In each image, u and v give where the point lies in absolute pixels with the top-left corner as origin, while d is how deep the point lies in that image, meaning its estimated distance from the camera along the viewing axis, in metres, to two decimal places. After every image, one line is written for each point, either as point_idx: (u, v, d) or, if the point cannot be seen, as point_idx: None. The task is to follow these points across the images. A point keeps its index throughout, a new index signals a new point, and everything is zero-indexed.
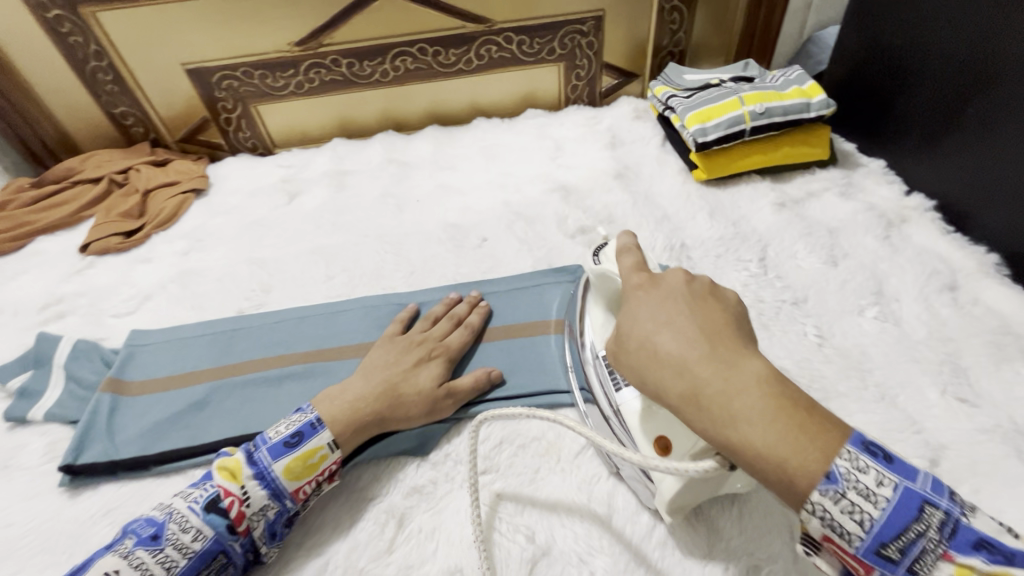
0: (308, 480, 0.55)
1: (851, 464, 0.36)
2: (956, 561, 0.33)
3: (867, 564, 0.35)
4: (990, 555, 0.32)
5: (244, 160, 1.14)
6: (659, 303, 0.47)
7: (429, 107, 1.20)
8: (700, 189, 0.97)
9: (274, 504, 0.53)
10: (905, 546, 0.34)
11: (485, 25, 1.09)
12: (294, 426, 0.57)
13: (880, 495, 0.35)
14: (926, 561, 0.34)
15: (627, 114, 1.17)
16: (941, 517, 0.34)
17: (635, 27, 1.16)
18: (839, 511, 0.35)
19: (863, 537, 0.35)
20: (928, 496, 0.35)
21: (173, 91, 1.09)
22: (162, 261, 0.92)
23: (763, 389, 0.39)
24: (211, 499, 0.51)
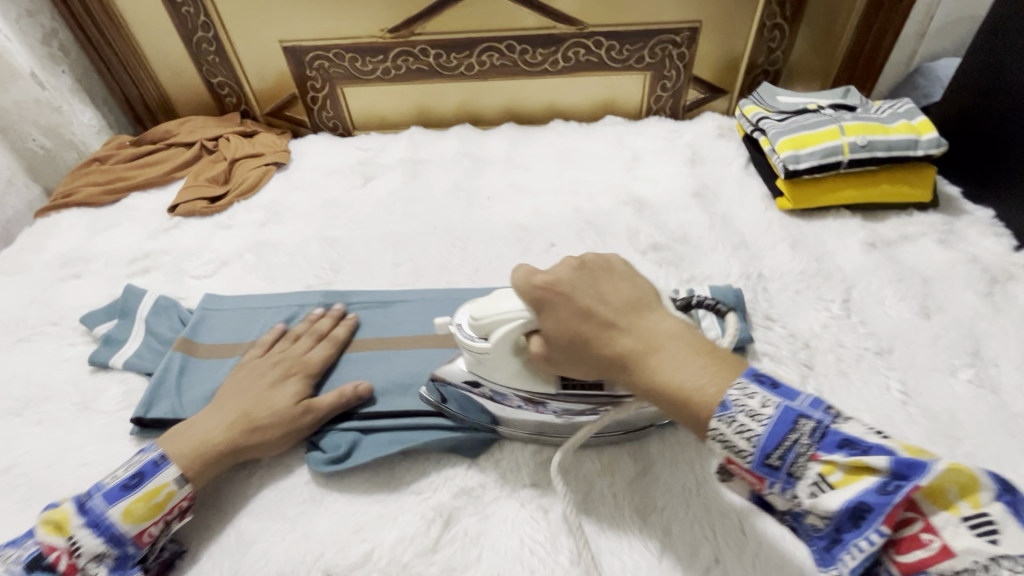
0: (152, 522, 0.54)
1: (741, 392, 0.43)
2: (822, 461, 0.40)
3: (762, 476, 0.42)
4: (852, 450, 0.39)
5: (324, 139, 1.18)
6: (588, 284, 0.51)
7: (508, 104, 1.20)
8: (782, 218, 0.92)
9: (111, 551, 0.53)
10: (785, 454, 0.41)
11: (576, 28, 1.07)
12: (134, 467, 0.56)
13: (761, 413, 0.42)
14: (803, 466, 0.41)
15: (710, 131, 1.14)
16: (821, 431, 0.40)
17: (731, 42, 1.11)
18: (732, 430, 0.42)
19: (753, 451, 0.42)
20: (801, 411, 0.42)
21: (267, 66, 1.13)
22: (241, 229, 0.96)
23: (685, 341, 0.47)
24: (34, 558, 0.51)
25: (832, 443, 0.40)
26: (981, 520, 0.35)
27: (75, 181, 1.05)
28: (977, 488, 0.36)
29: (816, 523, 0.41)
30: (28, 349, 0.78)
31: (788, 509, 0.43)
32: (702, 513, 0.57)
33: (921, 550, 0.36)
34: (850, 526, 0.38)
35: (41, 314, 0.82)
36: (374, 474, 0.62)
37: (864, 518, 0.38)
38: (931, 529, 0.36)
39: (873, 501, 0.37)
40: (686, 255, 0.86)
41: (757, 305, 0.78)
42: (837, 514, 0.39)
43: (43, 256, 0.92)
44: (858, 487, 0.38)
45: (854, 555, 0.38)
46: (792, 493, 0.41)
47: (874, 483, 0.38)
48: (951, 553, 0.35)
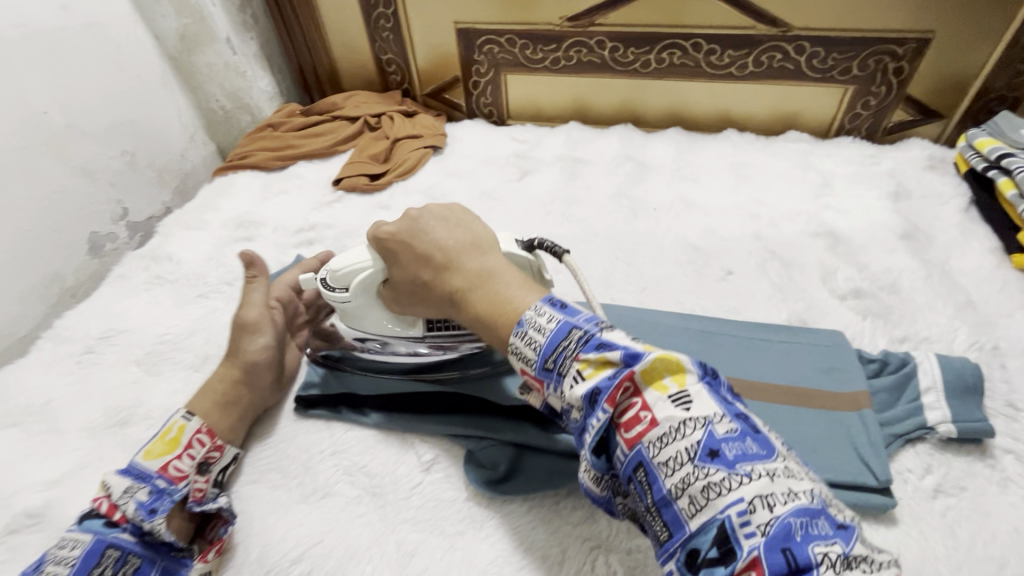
0: (174, 455, 0.57)
1: (535, 313, 0.46)
2: (580, 359, 0.42)
3: (542, 380, 0.45)
4: (603, 349, 0.42)
5: (480, 126, 1.15)
6: (432, 226, 0.56)
7: (677, 107, 1.10)
8: (1022, 280, 0.76)
9: (144, 486, 0.54)
10: (558, 359, 0.43)
11: (779, 29, 0.95)
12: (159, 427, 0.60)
13: (545, 327, 0.45)
14: (569, 366, 0.43)
15: (918, 161, 0.98)
16: (586, 337, 0.43)
17: (968, 59, 0.94)
18: (523, 343, 0.45)
19: (535, 357, 0.44)
20: (576, 322, 0.44)
21: (437, 47, 1.11)
22: (399, 212, 0.95)
23: (503, 271, 0.52)
24: (84, 513, 0.53)
25: (590, 347, 0.42)
26: (681, 393, 0.39)
27: (249, 144, 1.10)
28: (682, 369, 0.40)
29: (575, 417, 0.43)
30: (205, 305, 0.81)
31: (562, 410, 0.45)
32: None
33: (639, 425, 0.39)
34: (590, 409, 0.41)
35: (218, 272, 0.86)
36: (536, 505, 0.57)
37: (597, 400, 0.40)
38: (646, 406, 0.39)
39: (603, 386, 0.40)
40: (896, 308, 0.74)
41: (994, 386, 0.64)
42: (581, 402, 0.41)
43: (220, 214, 0.97)
44: (598, 378, 0.41)
45: (591, 432, 0.40)
46: (562, 392, 0.43)
47: (609, 372, 0.41)
48: (657, 424, 0.39)
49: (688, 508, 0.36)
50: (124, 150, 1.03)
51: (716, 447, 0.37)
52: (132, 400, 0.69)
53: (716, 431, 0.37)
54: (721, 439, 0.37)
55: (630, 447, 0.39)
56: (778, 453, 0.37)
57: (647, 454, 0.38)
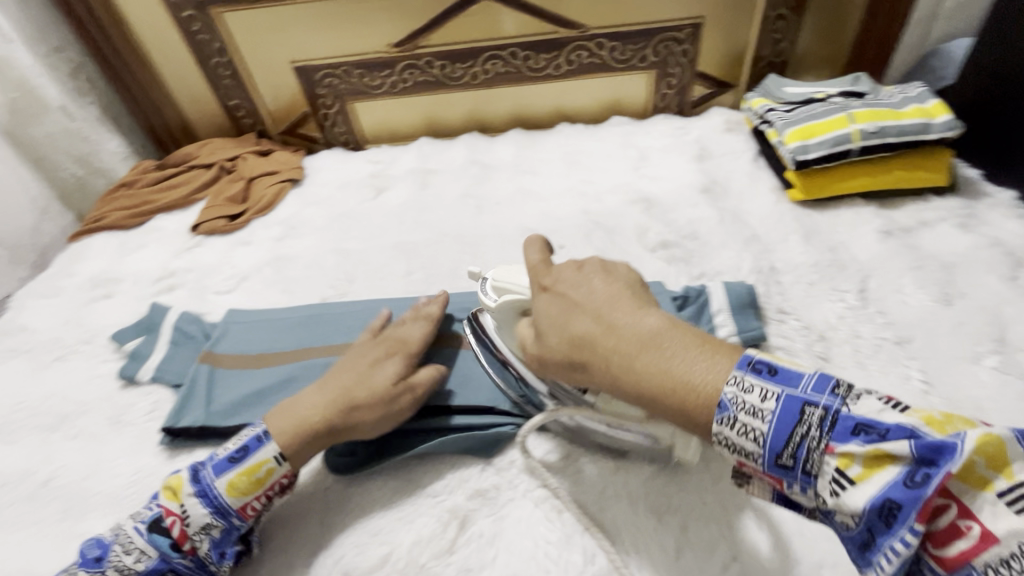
0: (254, 496, 0.56)
1: (738, 386, 0.38)
2: (837, 454, 0.35)
3: (780, 478, 0.37)
4: (870, 439, 0.34)
5: (337, 154, 1.21)
6: (578, 285, 0.50)
7: (514, 111, 1.21)
8: (795, 210, 0.91)
9: (220, 522, 0.55)
10: (797, 452, 0.36)
11: (577, 31, 1.08)
12: (241, 441, 0.58)
13: (762, 409, 0.37)
14: (821, 462, 0.35)
15: (718, 125, 1.13)
16: (833, 419, 0.35)
17: (736, 35, 1.11)
18: (737, 434, 0.38)
19: (761, 452, 0.37)
20: (808, 398, 0.37)
21: (281, 87, 1.17)
22: (260, 245, 0.99)
23: (655, 330, 0.43)
24: (152, 520, 0.54)
25: (789, 414, 0.37)
26: (1017, 496, 0.30)
27: (104, 206, 1.10)
28: (1006, 458, 0.31)
29: (847, 524, 0.35)
30: (63, 367, 0.82)
31: (819, 510, 0.37)
32: (719, 511, 0.56)
33: (960, 540, 0.31)
34: (882, 528, 0.33)
35: (75, 333, 0.86)
36: (391, 478, 0.63)
37: (894, 516, 0.32)
38: (967, 514, 0.31)
39: (901, 498, 0.32)
40: (696, 251, 0.86)
41: (770, 299, 0.77)
42: (864, 514, 0.33)
43: (77, 278, 0.97)
44: (881, 481, 0.33)
45: (891, 558, 0.32)
46: (817, 494, 0.36)
47: (897, 474, 0.33)
48: (992, 540, 0.30)
49: None
50: None
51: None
52: None
53: None
54: None
55: (953, 571, 0.31)
56: None
57: None
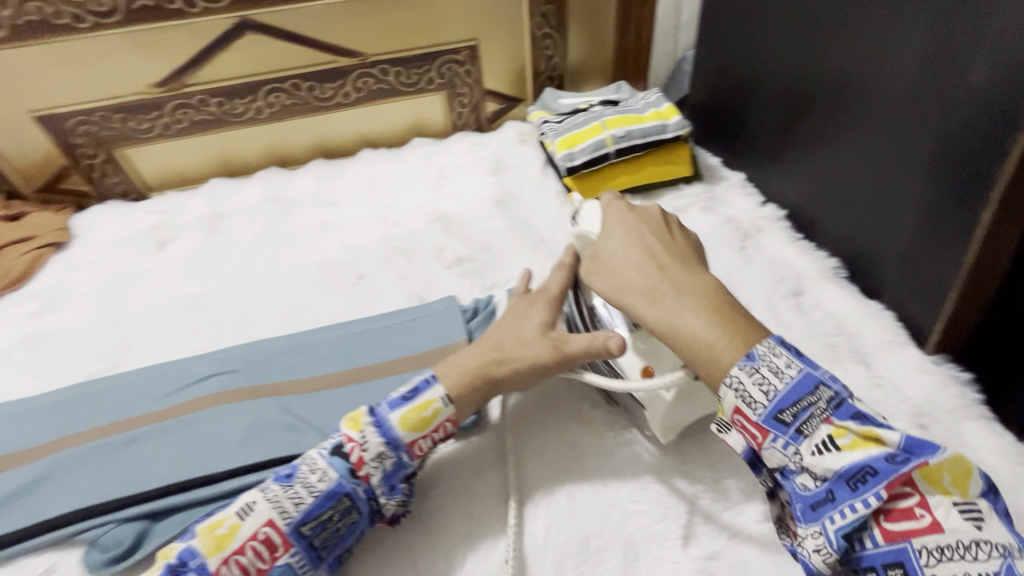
0: (422, 434, 0.58)
1: (769, 350, 0.49)
2: (833, 424, 0.45)
3: (766, 429, 0.47)
4: (863, 421, 0.45)
5: (112, 207, 1.09)
6: (629, 222, 0.63)
7: (314, 142, 1.18)
8: (575, 211, 1.00)
9: (391, 455, 0.57)
10: (797, 412, 0.47)
11: (358, 59, 1.09)
12: (411, 383, 0.61)
13: (785, 371, 0.47)
14: (814, 425, 0.46)
15: (512, 138, 1.20)
16: (839, 401, 0.46)
17: (512, 54, 1.19)
18: (751, 381, 0.48)
19: (766, 406, 0.47)
20: (821, 379, 0.48)
21: (24, 139, 1.03)
22: (10, 326, 0.86)
23: (708, 293, 0.54)
24: (336, 445, 0.57)
25: (844, 411, 0.46)
26: (971, 508, 0.41)
27: None
28: (968, 478, 0.43)
29: (806, 485, 0.46)
30: None
31: (780, 468, 0.48)
32: (486, 511, 0.61)
33: (910, 521, 0.41)
34: (845, 489, 0.43)
35: None
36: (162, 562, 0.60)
37: (864, 480, 0.43)
38: (926, 504, 0.42)
39: (880, 466, 0.43)
40: (489, 263, 0.90)
41: None
42: (836, 474, 0.44)
43: None
44: (865, 453, 0.44)
45: (843, 515, 0.43)
46: (794, 450, 0.46)
47: (881, 450, 0.43)
48: (941, 529, 0.41)
49: None
50: None
51: None
52: None
53: (1017, 567, 0.39)
54: None
55: (890, 542, 0.41)
56: None
57: (914, 557, 0.40)
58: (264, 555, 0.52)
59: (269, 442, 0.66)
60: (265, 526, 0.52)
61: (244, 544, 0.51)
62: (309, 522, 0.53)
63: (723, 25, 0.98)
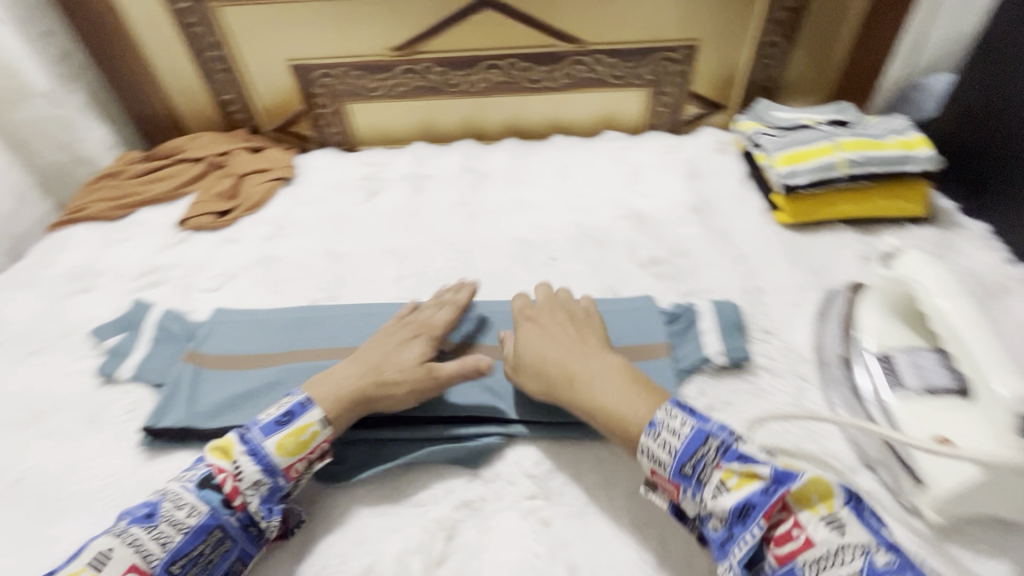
0: (299, 458, 0.58)
1: (667, 413, 0.54)
2: (721, 468, 0.49)
3: (677, 484, 0.51)
4: (745, 461, 0.49)
5: (331, 155, 1.20)
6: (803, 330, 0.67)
7: (530, 120, 1.22)
8: (780, 231, 0.94)
9: (267, 480, 0.56)
10: (695, 464, 0.50)
11: (577, 46, 1.10)
12: (690, 442, 0.51)
13: (681, 430, 0.52)
14: (710, 474, 0.50)
15: (709, 145, 1.16)
16: (725, 446, 0.50)
17: (728, 60, 1.13)
18: (656, 443, 0.52)
19: (670, 461, 0.51)
20: (711, 430, 0.51)
21: (274, 82, 1.15)
22: (248, 244, 0.98)
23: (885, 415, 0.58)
24: (206, 475, 0.55)
25: (731, 456, 0.49)
26: (834, 519, 0.45)
27: (85, 196, 1.07)
28: (830, 495, 0.47)
29: (881, 560, 0.43)
30: (38, 362, 0.79)
31: (696, 516, 0.51)
32: None
33: (792, 543, 0.45)
34: (738, 524, 0.47)
35: (51, 327, 0.84)
36: (368, 486, 0.63)
37: (747, 513, 0.47)
38: (797, 524, 0.46)
39: (757, 500, 0.46)
40: (686, 269, 0.88)
41: (756, 318, 0.79)
42: (728, 513, 0.47)
43: (54, 270, 0.94)
44: (749, 489, 0.47)
45: (742, 545, 0.46)
46: (699, 497, 0.50)
47: (758, 485, 0.47)
48: (812, 544, 0.45)
49: None
50: None
51: None
52: None
53: (878, 562, 0.43)
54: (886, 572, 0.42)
55: (784, 565, 0.45)
56: None
57: None
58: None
59: (462, 398, 0.68)
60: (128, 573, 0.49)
61: (294, 463, 0.58)
62: (689, 458, 0.51)
63: (1010, 47, 0.85)
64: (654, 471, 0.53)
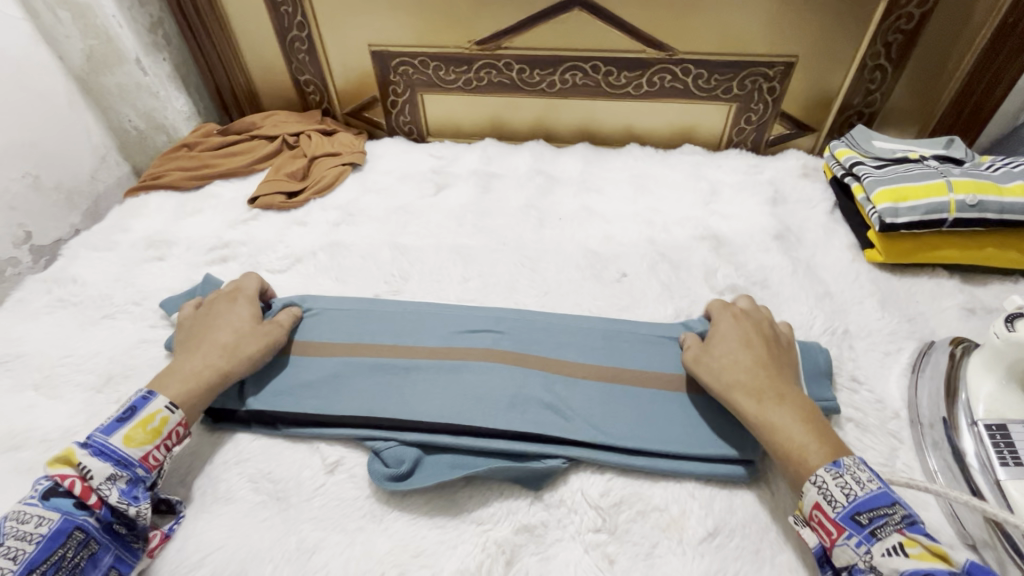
0: (154, 446, 0.58)
1: (856, 465, 0.52)
2: (905, 534, 0.47)
3: (843, 527, 0.49)
4: (934, 541, 0.47)
5: (400, 144, 1.19)
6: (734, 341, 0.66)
7: (606, 125, 1.18)
8: (872, 270, 0.88)
9: (124, 473, 0.56)
10: (875, 518, 0.49)
11: (666, 54, 1.05)
12: (865, 495, 0.50)
13: (867, 484, 0.51)
14: (889, 533, 0.48)
15: (794, 169, 1.09)
16: (911, 520, 0.48)
17: (826, 80, 1.06)
18: (835, 483, 0.51)
19: (845, 504, 0.50)
20: (900, 502, 0.50)
21: (353, 66, 1.14)
22: (316, 228, 0.98)
23: (803, 411, 0.58)
24: (48, 488, 0.54)
25: (917, 531, 0.48)
26: None
27: (163, 163, 1.09)
28: None
29: None
30: (111, 326, 0.81)
31: (848, 567, 0.49)
32: None
33: None
34: None
35: (125, 292, 0.85)
36: (426, 496, 0.61)
37: None
38: None
39: None
40: (767, 301, 0.83)
41: (842, 364, 0.74)
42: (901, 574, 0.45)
43: (130, 235, 0.96)
44: (931, 564, 0.45)
45: None
46: (866, 550, 0.48)
47: (945, 567, 0.45)
48: None
49: None
50: (27, 172, 1.03)
51: None
52: (26, 426, 0.67)
53: None
54: None
55: None
56: None
57: None
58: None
59: (526, 415, 0.65)
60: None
61: (150, 453, 0.58)
62: (868, 511, 0.49)
63: None
64: (817, 505, 0.51)
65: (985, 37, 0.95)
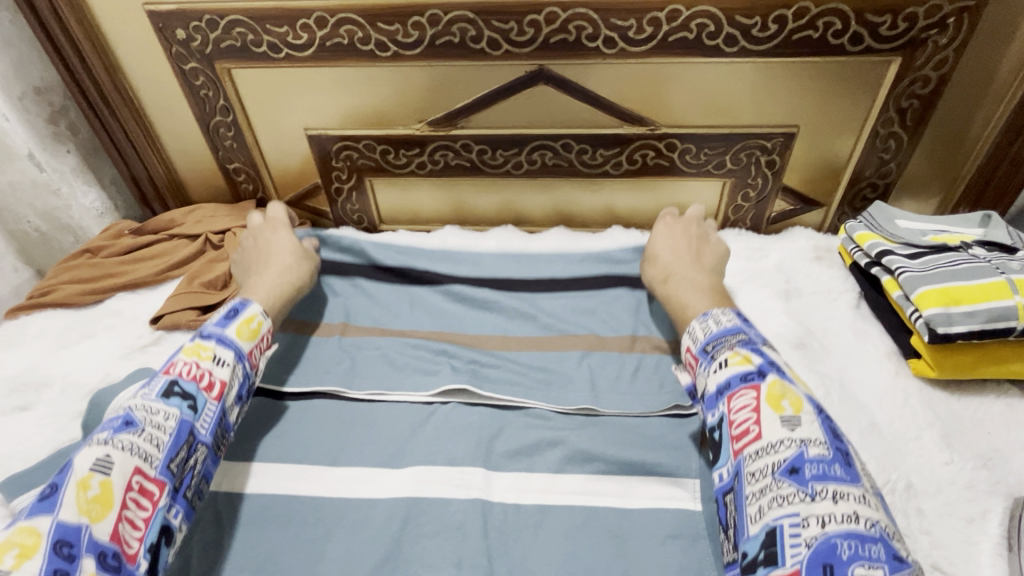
0: (255, 344, 0.68)
1: (723, 313, 0.64)
2: (734, 354, 0.58)
3: (698, 359, 0.61)
4: (753, 352, 0.57)
5: (346, 236, 1.02)
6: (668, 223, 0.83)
7: (585, 207, 1.03)
8: (922, 390, 0.70)
9: (239, 365, 0.65)
10: (716, 346, 0.60)
11: (648, 128, 0.90)
12: (709, 329, 0.62)
13: (723, 321, 0.62)
14: (721, 353, 0.59)
15: (804, 251, 0.93)
16: (747, 340, 0.59)
17: (832, 150, 0.92)
18: (702, 327, 0.63)
19: (699, 340, 0.62)
20: (745, 331, 0.61)
21: (289, 152, 0.99)
22: None
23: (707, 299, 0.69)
24: (165, 388, 0.59)
25: (767, 367, 0.55)
26: (794, 418, 0.51)
27: (56, 274, 0.91)
28: (801, 402, 0.53)
29: (811, 452, 0.49)
30: None
31: (700, 390, 0.60)
32: None
33: (747, 436, 0.52)
34: (713, 399, 0.57)
35: None
36: None
37: (722, 391, 0.56)
38: (757, 421, 0.52)
39: (732, 383, 0.55)
40: None
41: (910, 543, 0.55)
42: (709, 392, 0.57)
43: None
44: (736, 369, 0.56)
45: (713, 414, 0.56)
46: (706, 371, 0.59)
47: (744, 370, 0.55)
48: (761, 437, 0.51)
49: (756, 513, 0.48)
50: None
51: (799, 466, 0.48)
52: None
53: (806, 452, 0.49)
54: (807, 460, 0.48)
55: (736, 457, 0.52)
56: (862, 487, 0.47)
57: (744, 464, 0.51)
58: (143, 503, 0.52)
59: None
60: (135, 475, 0.53)
61: (252, 350, 0.68)
62: (712, 343, 0.60)
63: None
64: (688, 348, 0.64)
65: (1014, 100, 0.82)
